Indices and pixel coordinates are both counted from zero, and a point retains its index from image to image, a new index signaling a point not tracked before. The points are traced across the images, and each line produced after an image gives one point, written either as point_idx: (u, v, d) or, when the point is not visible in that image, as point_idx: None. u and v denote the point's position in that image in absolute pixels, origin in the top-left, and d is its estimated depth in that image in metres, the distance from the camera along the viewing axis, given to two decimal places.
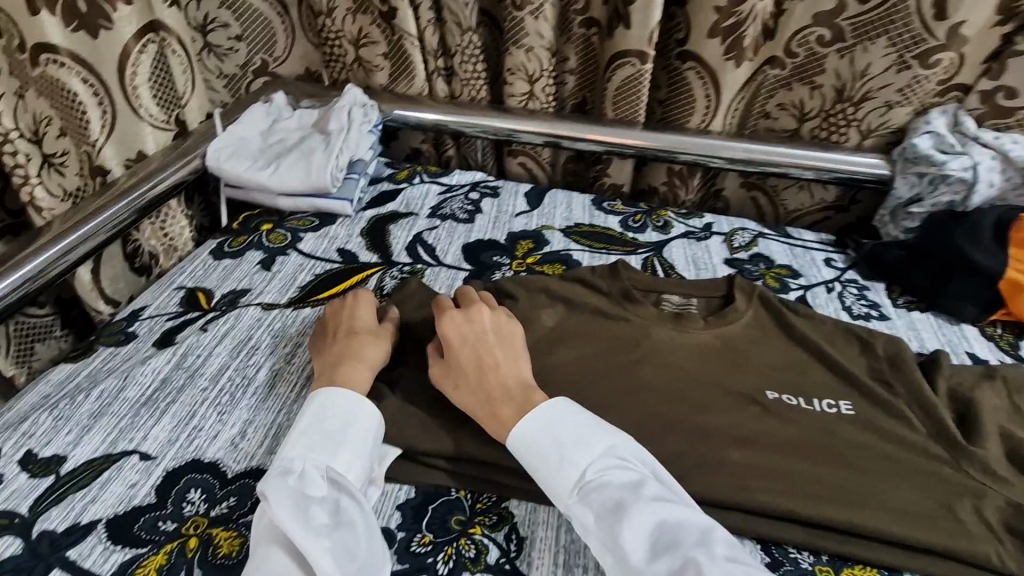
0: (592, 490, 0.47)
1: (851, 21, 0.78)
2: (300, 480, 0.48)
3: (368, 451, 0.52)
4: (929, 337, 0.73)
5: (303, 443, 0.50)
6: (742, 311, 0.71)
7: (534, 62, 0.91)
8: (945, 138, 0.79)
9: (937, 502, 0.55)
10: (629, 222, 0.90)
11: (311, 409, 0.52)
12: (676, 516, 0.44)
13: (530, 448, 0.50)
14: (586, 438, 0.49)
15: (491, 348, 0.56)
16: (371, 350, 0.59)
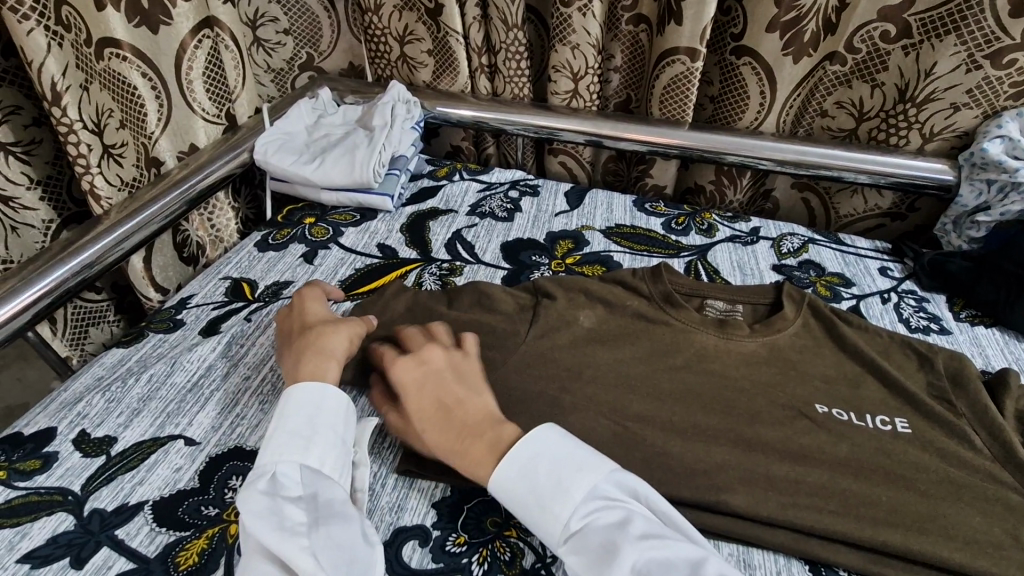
0: (579, 536, 0.45)
1: (919, 17, 0.74)
2: (273, 484, 0.47)
3: (343, 439, 0.52)
4: (995, 355, 0.68)
5: (273, 445, 0.49)
6: (790, 320, 0.68)
7: (580, 59, 0.89)
8: (1018, 142, 0.73)
9: (1003, 530, 0.51)
10: (672, 225, 0.88)
11: (277, 411, 0.51)
12: (666, 553, 0.43)
13: (510, 493, 0.48)
14: (568, 476, 0.47)
15: (455, 378, 0.55)
16: (335, 338, 0.59)
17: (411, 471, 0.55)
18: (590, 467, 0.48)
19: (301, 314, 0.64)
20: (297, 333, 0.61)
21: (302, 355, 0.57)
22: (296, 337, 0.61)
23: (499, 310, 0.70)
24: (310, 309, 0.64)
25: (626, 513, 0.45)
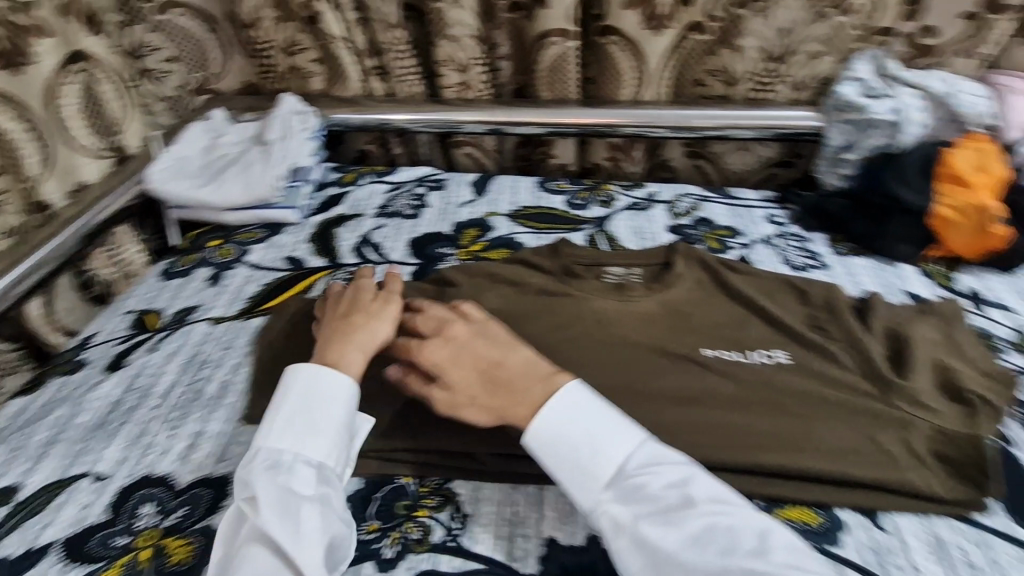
0: (625, 495, 0.47)
1: None
2: (276, 469, 0.49)
3: (343, 431, 0.53)
4: (865, 279, 0.73)
5: (280, 432, 0.51)
6: (681, 275, 0.73)
7: (462, 51, 0.91)
8: (870, 83, 0.78)
9: (866, 438, 0.56)
10: (573, 201, 0.92)
11: (288, 403, 0.53)
12: (730, 520, 0.44)
13: (550, 455, 0.50)
14: (610, 439, 0.49)
15: (496, 340, 0.56)
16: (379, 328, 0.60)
17: None
18: (635, 433, 0.50)
19: (339, 296, 0.65)
20: (342, 309, 0.63)
21: (345, 332, 0.59)
22: (340, 314, 0.62)
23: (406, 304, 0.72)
24: (358, 285, 0.66)
25: (674, 476, 0.47)
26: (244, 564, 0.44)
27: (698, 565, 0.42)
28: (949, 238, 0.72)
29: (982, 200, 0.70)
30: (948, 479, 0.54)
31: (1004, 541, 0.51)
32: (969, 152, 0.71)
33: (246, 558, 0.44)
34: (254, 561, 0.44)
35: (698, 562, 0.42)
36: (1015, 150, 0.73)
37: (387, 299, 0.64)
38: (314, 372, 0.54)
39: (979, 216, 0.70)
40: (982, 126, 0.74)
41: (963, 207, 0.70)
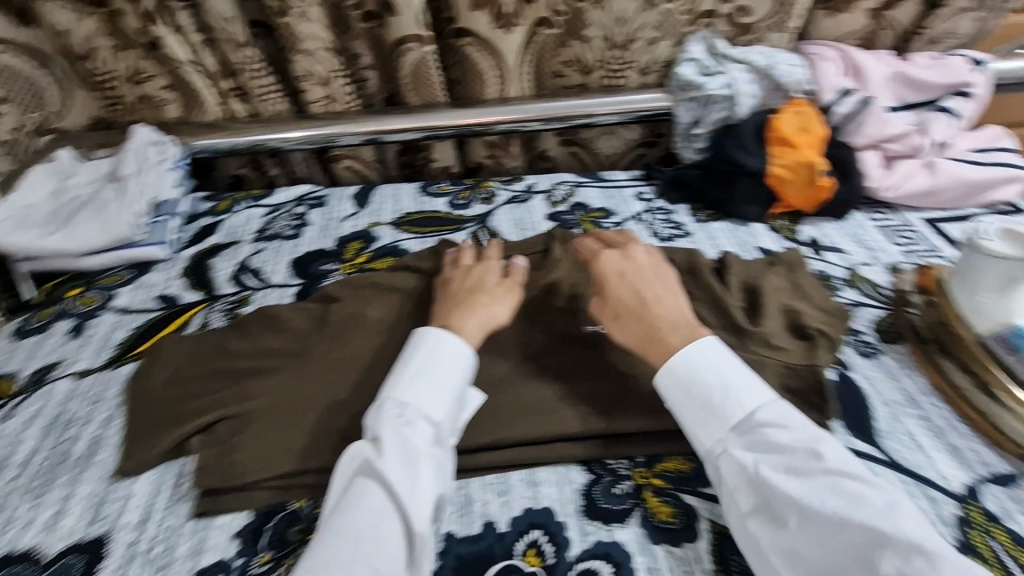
0: (751, 441, 0.48)
1: None
2: (405, 423, 0.51)
3: (455, 397, 0.55)
4: (723, 241, 0.80)
5: (409, 389, 0.54)
6: (559, 261, 0.74)
7: (320, 64, 0.90)
8: (704, 62, 0.85)
9: None
10: (455, 201, 0.93)
11: (413, 364, 0.56)
12: (860, 484, 0.43)
13: (678, 397, 0.53)
14: (740, 389, 0.51)
15: (659, 276, 0.63)
16: (501, 307, 0.65)
17: (208, 510, 0.54)
18: (761, 390, 0.51)
19: (463, 274, 0.70)
20: (455, 289, 0.68)
21: (465, 304, 0.64)
22: (455, 292, 0.67)
23: (287, 326, 0.70)
24: (482, 267, 0.70)
25: (803, 434, 0.47)
26: (355, 501, 0.46)
27: (816, 513, 0.42)
28: (788, 193, 0.79)
29: (808, 157, 0.77)
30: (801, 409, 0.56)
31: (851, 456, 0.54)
32: (791, 116, 0.79)
33: (359, 497, 0.46)
34: (368, 501, 0.46)
35: (818, 508, 0.42)
36: (831, 110, 0.80)
37: (509, 280, 0.69)
38: (436, 339, 0.58)
39: (809, 171, 0.77)
40: (802, 91, 0.83)
41: (793, 165, 0.78)
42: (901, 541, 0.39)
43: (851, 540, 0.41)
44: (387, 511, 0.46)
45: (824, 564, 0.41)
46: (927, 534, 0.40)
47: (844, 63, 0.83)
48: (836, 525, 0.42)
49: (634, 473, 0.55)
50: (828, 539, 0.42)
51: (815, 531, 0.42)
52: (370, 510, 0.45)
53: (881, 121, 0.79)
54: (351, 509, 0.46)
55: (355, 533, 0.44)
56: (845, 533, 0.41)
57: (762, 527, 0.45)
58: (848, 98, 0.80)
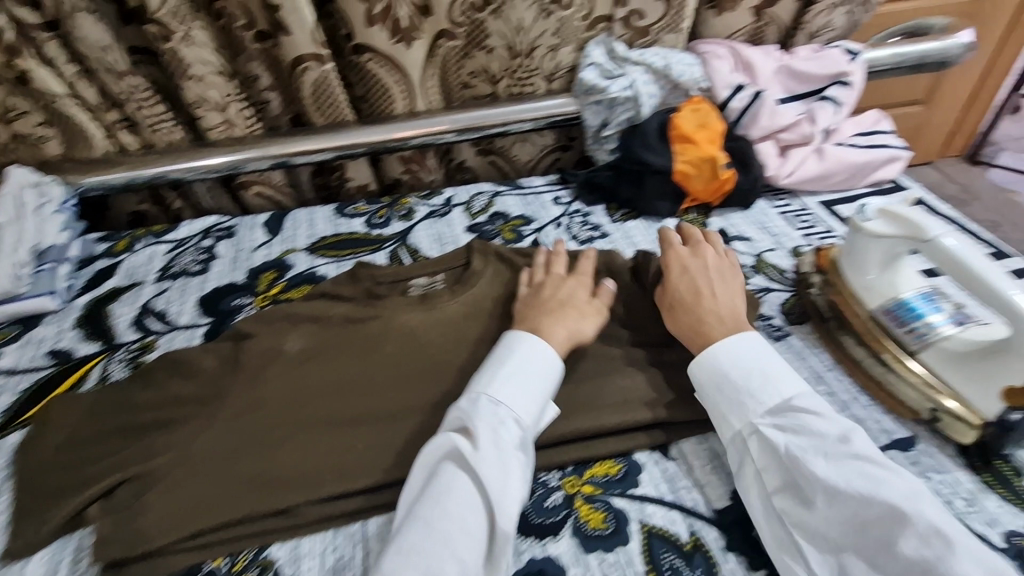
0: (784, 423, 0.49)
1: None
2: (495, 422, 0.50)
3: (542, 399, 0.54)
4: (639, 239, 0.81)
5: (501, 387, 0.53)
6: (480, 273, 0.74)
7: (213, 89, 0.86)
8: (604, 65, 0.87)
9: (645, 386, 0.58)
10: (373, 220, 0.91)
11: (498, 359, 0.56)
12: (885, 469, 0.44)
13: (707, 385, 0.54)
14: (780, 378, 0.51)
15: (725, 279, 0.63)
16: (591, 324, 0.62)
17: None
18: (799, 380, 0.52)
19: (557, 281, 0.67)
20: (546, 296, 0.64)
21: (549, 314, 0.61)
22: (543, 300, 0.64)
23: (195, 370, 0.65)
24: (576, 279, 0.67)
25: (836, 422, 0.48)
26: (441, 490, 0.47)
27: (841, 494, 0.43)
28: (694, 186, 0.82)
29: (709, 152, 0.80)
30: None
31: None
32: (691, 113, 0.82)
33: (447, 486, 0.47)
34: (458, 491, 0.46)
35: (844, 488, 0.43)
36: (727, 105, 0.84)
37: (599, 301, 0.65)
38: (522, 343, 0.57)
39: (711, 166, 0.80)
40: (698, 89, 0.86)
41: (696, 160, 0.81)
42: (920, 523, 0.40)
43: (870, 522, 0.42)
44: (476, 502, 0.46)
45: (845, 541, 0.43)
46: (948, 518, 0.41)
47: (735, 60, 0.87)
48: (859, 506, 0.43)
49: (564, 483, 0.53)
50: (849, 519, 0.43)
51: (838, 511, 0.43)
52: (462, 499, 0.46)
53: (772, 113, 0.83)
54: (441, 499, 0.46)
55: (446, 525, 0.44)
56: (869, 511, 0.42)
57: (787, 503, 0.46)
58: (741, 92, 0.83)
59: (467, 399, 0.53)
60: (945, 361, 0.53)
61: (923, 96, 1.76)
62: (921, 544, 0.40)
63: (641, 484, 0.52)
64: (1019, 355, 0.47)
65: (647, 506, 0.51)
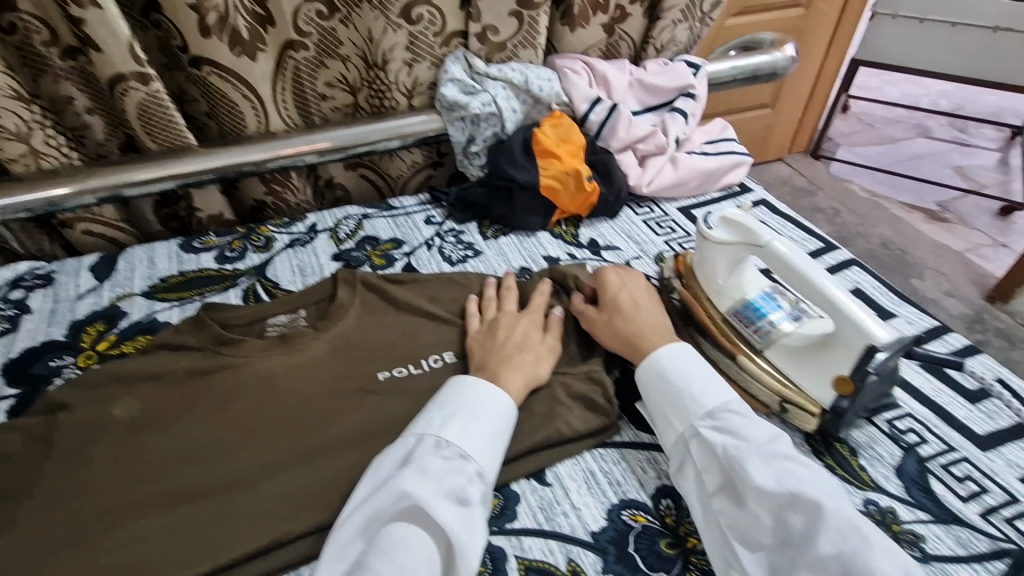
0: (720, 426, 0.50)
1: None
2: (459, 470, 0.48)
3: (503, 444, 0.52)
4: (513, 256, 0.81)
5: (468, 433, 0.50)
6: (347, 305, 0.69)
7: (7, 117, 0.72)
8: (464, 81, 0.86)
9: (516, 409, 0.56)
10: (225, 254, 0.82)
11: (462, 401, 0.53)
12: (811, 469, 0.46)
13: (650, 387, 0.55)
14: (715, 383, 0.53)
15: (652, 297, 0.65)
16: (547, 363, 0.59)
17: None
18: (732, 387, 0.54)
19: (511, 319, 0.63)
20: (502, 339, 0.60)
21: (505, 361, 0.57)
22: (499, 345, 0.60)
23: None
24: (528, 316, 0.64)
25: (767, 427, 0.49)
26: (393, 541, 0.43)
27: (771, 493, 0.44)
28: (561, 200, 0.83)
29: (572, 165, 0.82)
30: (584, 413, 0.57)
31: (637, 450, 0.56)
32: (551, 129, 0.84)
33: (401, 538, 0.44)
34: (412, 545, 0.43)
35: (775, 488, 0.44)
36: (586, 119, 0.86)
37: (552, 338, 0.62)
38: (487, 388, 0.54)
39: (575, 179, 0.82)
40: (559, 103, 0.87)
41: (560, 175, 0.82)
42: (840, 521, 0.42)
43: (795, 522, 0.43)
44: (432, 558, 0.43)
45: (775, 539, 0.44)
46: (863, 517, 0.43)
47: (591, 75, 0.90)
48: (787, 506, 0.44)
49: None
50: (777, 519, 0.44)
51: (767, 511, 0.44)
52: (417, 554, 0.43)
53: (629, 125, 0.86)
54: (391, 550, 0.43)
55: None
56: (796, 508, 0.43)
57: (724, 505, 0.47)
58: (598, 106, 0.86)
59: (430, 443, 0.50)
60: (784, 358, 0.56)
61: (769, 100, 1.95)
62: (839, 539, 0.41)
63: (519, 517, 0.51)
64: (844, 348, 0.52)
65: (524, 539, 0.49)
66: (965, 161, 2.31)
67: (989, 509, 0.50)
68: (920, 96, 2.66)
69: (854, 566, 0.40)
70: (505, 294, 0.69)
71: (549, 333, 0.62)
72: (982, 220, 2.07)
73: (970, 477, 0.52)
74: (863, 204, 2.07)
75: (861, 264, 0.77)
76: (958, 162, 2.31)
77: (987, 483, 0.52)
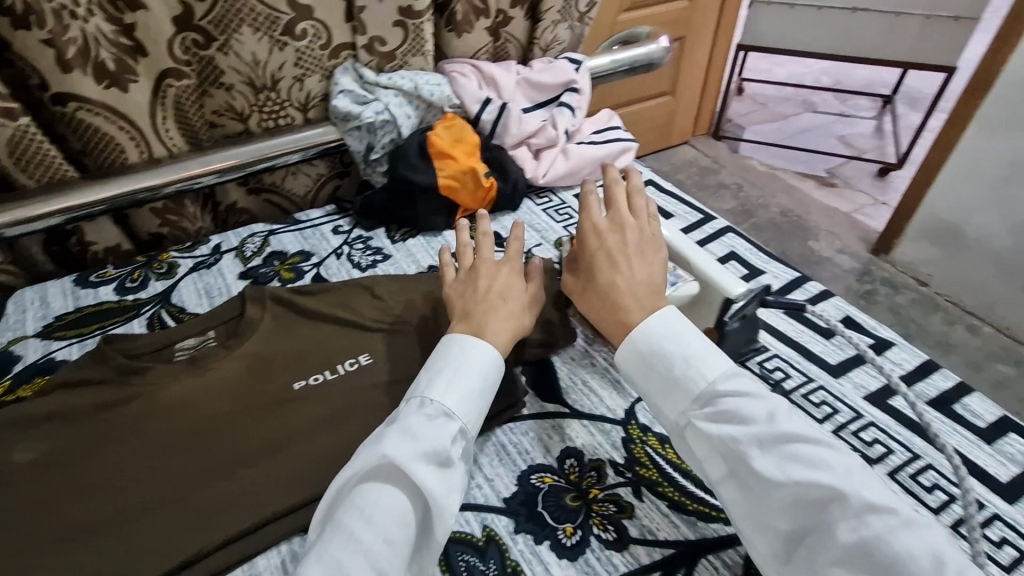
0: (714, 411, 0.46)
1: (207, 19, 0.77)
2: (441, 429, 0.48)
3: (487, 400, 0.52)
4: (421, 256, 0.84)
5: (452, 391, 0.50)
6: (256, 321, 0.70)
7: None
8: (355, 92, 0.88)
9: None
10: (125, 284, 0.81)
11: (447, 358, 0.53)
12: (818, 448, 0.42)
13: (635, 371, 0.50)
14: (701, 353, 0.47)
15: (636, 251, 0.56)
16: (525, 318, 0.59)
17: None
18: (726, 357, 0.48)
19: (493, 268, 0.62)
20: (483, 289, 0.60)
21: (487, 315, 0.57)
22: (480, 295, 0.60)
23: None
24: (506, 269, 0.62)
25: (765, 401, 0.45)
26: (370, 499, 0.44)
27: (780, 486, 0.41)
28: (461, 198, 0.87)
29: (467, 164, 0.86)
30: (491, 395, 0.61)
31: (543, 419, 0.61)
32: (445, 130, 0.88)
33: (378, 495, 0.44)
34: (389, 502, 0.44)
35: (783, 481, 0.41)
36: (479, 119, 0.91)
37: (532, 290, 0.62)
38: (479, 345, 0.54)
39: (472, 177, 0.85)
40: (451, 106, 0.91)
41: (457, 174, 0.85)
42: (859, 504, 0.39)
43: (811, 508, 0.40)
44: (411, 516, 0.45)
45: (790, 529, 0.42)
46: (885, 492, 0.40)
47: (479, 77, 0.94)
48: (799, 495, 0.41)
49: None
50: (792, 508, 0.41)
51: (781, 500, 0.42)
52: (396, 512, 0.44)
53: (520, 122, 0.92)
54: (367, 509, 0.44)
55: (374, 539, 0.42)
56: (807, 494, 0.40)
57: (732, 495, 0.45)
58: (489, 106, 0.90)
59: (414, 403, 0.50)
60: None
61: (669, 88, 2.08)
62: (858, 526, 0.39)
63: None
64: (708, 306, 0.58)
65: None
66: (846, 131, 2.54)
67: (840, 426, 0.58)
68: (804, 75, 2.90)
69: (882, 556, 0.37)
70: (483, 239, 0.65)
71: (530, 284, 0.63)
72: (864, 182, 2.29)
73: (825, 401, 0.60)
74: (761, 178, 2.24)
75: (736, 230, 0.85)
76: (841, 132, 2.54)
77: (838, 405, 0.60)
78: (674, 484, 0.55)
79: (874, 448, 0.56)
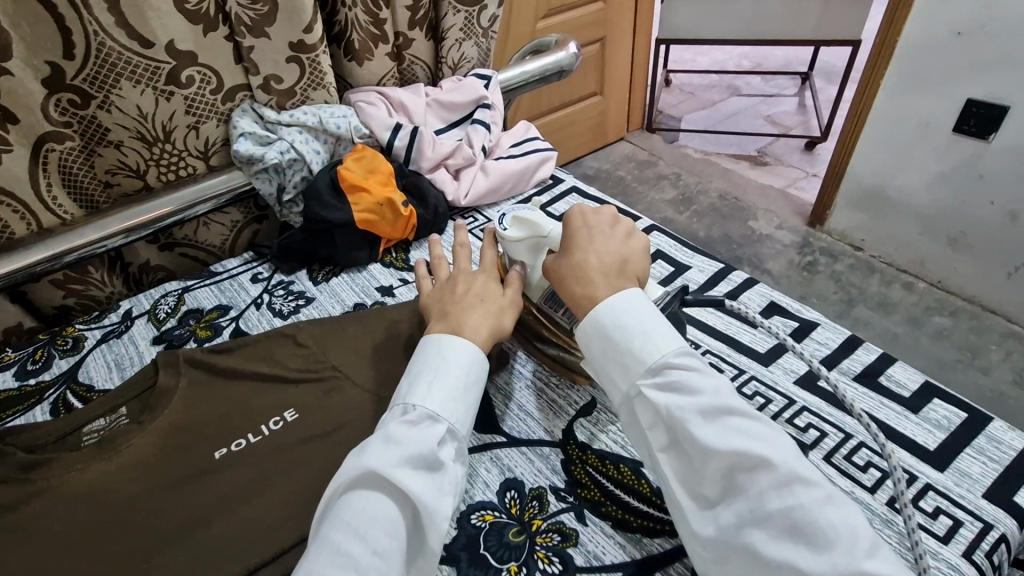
0: (664, 381, 0.46)
1: (80, 78, 0.72)
2: (426, 433, 0.47)
3: (471, 402, 0.51)
4: (345, 295, 0.81)
5: (436, 396, 0.49)
6: (171, 389, 0.65)
7: None
8: (255, 132, 0.84)
9: None
10: (26, 367, 0.75)
11: (427, 362, 0.52)
12: (755, 424, 0.42)
13: (593, 345, 0.50)
14: (660, 331, 0.47)
15: (608, 237, 0.55)
16: (504, 318, 0.57)
17: None
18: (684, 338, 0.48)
19: (470, 274, 0.61)
20: (461, 293, 0.58)
21: (463, 316, 0.55)
22: (456, 299, 0.58)
23: None
24: (481, 274, 0.61)
25: (713, 379, 0.45)
26: (356, 512, 0.42)
27: (716, 454, 0.41)
28: (382, 230, 0.84)
29: (383, 195, 0.83)
30: None
31: (481, 452, 0.58)
32: (355, 163, 0.85)
33: (366, 506, 0.43)
34: (378, 511, 0.43)
35: (719, 449, 0.41)
36: (392, 146, 0.89)
37: (511, 292, 0.60)
38: (460, 346, 0.52)
39: (389, 207, 0.83)
40: (361, 136, 0.89)
41: (373, 207, 0.83)
42: (787, 477, 0.39)
43: (741, 478, 0.41)
44: (401, 524, 0.43)
45: (719, 496, 0.42)
46: (814, 471, 0.41)
47: (387, 103, 0.93)
48: (733, 464, 0.41)
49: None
50: (725, 475, 0.41)
51: (713, 467, 0.42)
52: (384, 521, 0.42)
53: (434, 144, 0.90)
54: (355, 522, 0.42)
55: (362, 551, 0.41)
56: (740, 465, 0.40)
57: (671, 464, 0.45)
58: (400, 131, 0.89)
59: (399, 410, 0.49)
60: None
61: (597, 88, 2.10)
62: (783, 492, 0.39)
63: None
64: None
65: None
66: (771, 110, 2.63)
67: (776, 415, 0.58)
68: (726, 61, 2.99)
69: (803, 524, 0.38)
70: (461, 250, 0.64)
71: (507, 289, 0.61)
72: (794, 158, 2.36)
73: (758, 392, 0.60)
74: (698, 164, 2.29)
75: (662, 228, 0.85)
76: (767, 112, 2.62)
77: (771, 394, 0.60)
78: (616, 501, 0.53)
79: (809, 433, 0.56)
